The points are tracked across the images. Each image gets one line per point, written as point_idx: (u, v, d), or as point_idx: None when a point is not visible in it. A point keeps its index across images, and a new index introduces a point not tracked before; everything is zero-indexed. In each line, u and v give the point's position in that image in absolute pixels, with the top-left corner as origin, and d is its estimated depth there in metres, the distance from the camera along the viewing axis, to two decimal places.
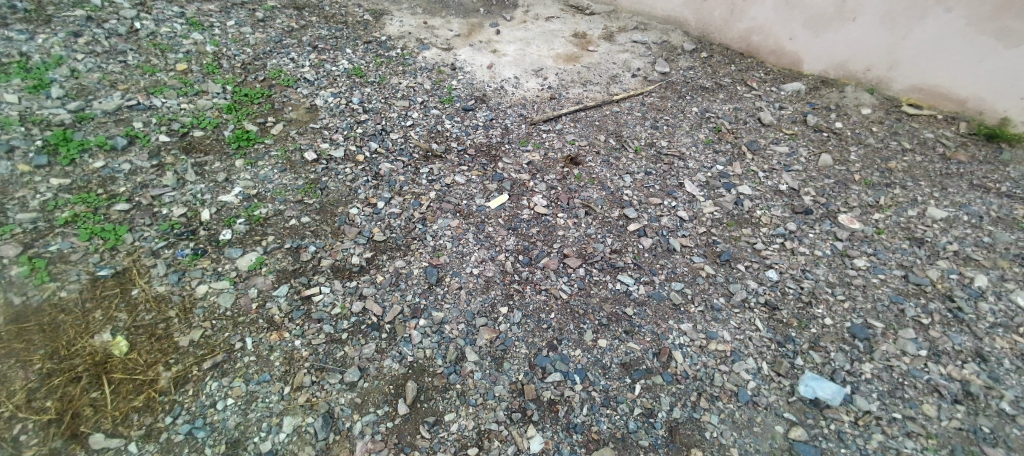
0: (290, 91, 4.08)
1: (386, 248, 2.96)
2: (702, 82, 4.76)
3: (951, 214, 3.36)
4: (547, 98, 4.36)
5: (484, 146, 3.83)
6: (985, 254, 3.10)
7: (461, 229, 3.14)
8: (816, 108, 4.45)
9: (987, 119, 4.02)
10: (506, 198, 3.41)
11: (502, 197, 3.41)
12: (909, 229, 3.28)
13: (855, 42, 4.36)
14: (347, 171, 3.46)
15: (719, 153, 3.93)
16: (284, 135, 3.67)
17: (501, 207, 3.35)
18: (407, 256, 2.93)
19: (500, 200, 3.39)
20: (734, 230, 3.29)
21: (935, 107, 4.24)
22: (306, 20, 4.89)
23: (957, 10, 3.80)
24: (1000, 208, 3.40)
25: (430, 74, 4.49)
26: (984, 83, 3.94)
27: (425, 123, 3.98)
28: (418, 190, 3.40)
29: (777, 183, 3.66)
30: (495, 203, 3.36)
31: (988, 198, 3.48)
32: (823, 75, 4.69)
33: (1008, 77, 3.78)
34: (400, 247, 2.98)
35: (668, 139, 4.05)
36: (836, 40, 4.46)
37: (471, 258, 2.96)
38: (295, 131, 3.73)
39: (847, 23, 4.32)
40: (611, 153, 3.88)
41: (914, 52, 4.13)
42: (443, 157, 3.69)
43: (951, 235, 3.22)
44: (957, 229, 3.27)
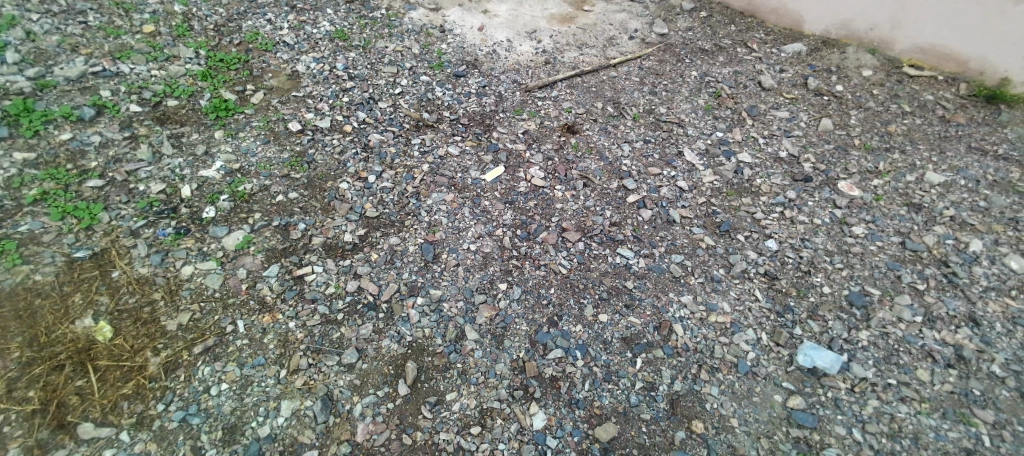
0: (268, 55, 3.85)
1: (380, 225, 2.90)
2: (702, 44, 4.58)
3: (949, 179, 3.32)
4: (542, 63, 4.19)
5: (478, 115, 3.70)
6: (980, 218, 3.09)
7: (459, 204, 3.08)
8: (817, 71, 4.32)
9: (988, 80, 3.94)
10: (502, 170, 3.32)
11: (498, 169, 3.33)
12: (907, 195, 3.24)
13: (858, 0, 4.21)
14: (334, 142, 3.33)
15: (718, 120, 3.84)
16: (265, 104, 3.48)
17: (497, 179, 3.27)
18: (402, 233, 2.87)
19: (496, 172, 3.31)
20: (733, 200, 3.23)
21: (936, 68, 4.14)
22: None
23: None
24: (998, 171, 3.37)
25: (418, 37, 4.26)
26: (988, 42, 3.83)
27: (415, 90, 3.80)
28: (414, 162, 3.30)
29: (777, 150, 3.59)
30: (491, 175, 3.28)
31: (985, 162, 3.44)
32: (824, 35, 4.53)
33: (1013, 35, 3.67)
34: (394, 223, 2.92)
35: (667, 106, 3.93)
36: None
37: (468, 233, 2.91)
38: (277, 99, 3.54)
39: None
40: (608, 121, 3.76)
41: (918, 10, 3.99)
42: (435, 127, 3.56)
43: (948, 200, 3.20)
44: (954, 193, 3.24)
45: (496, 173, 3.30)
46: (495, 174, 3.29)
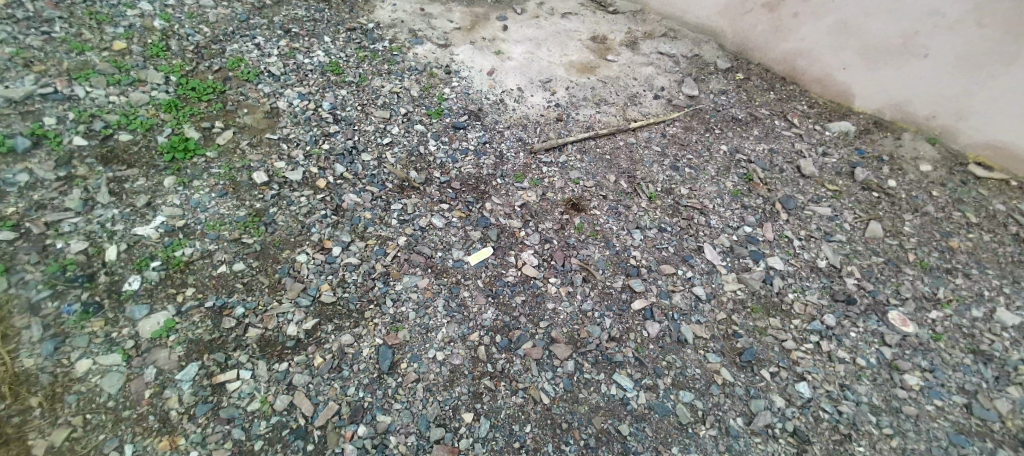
0: (248, 86, 3.45)
1: (330, 316, 2.42)
2: (735, 112, 4.06)
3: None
4: (553, 119, 3.71)
5: (472, 179, 3.22)
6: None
7: (433, 295, 2.60)
8: (866, 157, 3.81)
9: None
10: (487, 251, 2.86)
11: (485, 249, 2.87)
12: (972, 336, 2.76)
13: (921, 83, 3.66)
14: (302, 200, 2.89)
15: (747, 210, 3.34)
16: (231, 146, 3.06)
17: (482, 263, 2.80)
18: (357, 329, 2.39)
19: (482, 253, 2.84)
20: (759, 319, 2.79)
21: (1006, 169, 3.60)
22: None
23: None
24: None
25: (420, 77, 3.83)
26: None
27: (406, 141, 3.36)
28: (390, 232, 2.84)
29: (814, 257, 3.11)
30: (474, 257, 2.82)
31: None
32: (876, 114, 4.00)
33: None
34: (352, 314, 2.45)
35: (690, 186, 3.44)
36: (898, 79, 3.76)
37: (437, 334, 2.45)
38: (247, 140, 3.12)
39: (914, 60, 3.61)
40: (620, 201, 3.28)
41: (992, 105, 3.44)
42: (421, 190, 3.09)
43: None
44: None
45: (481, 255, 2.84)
46: (480, 257, 2.83)
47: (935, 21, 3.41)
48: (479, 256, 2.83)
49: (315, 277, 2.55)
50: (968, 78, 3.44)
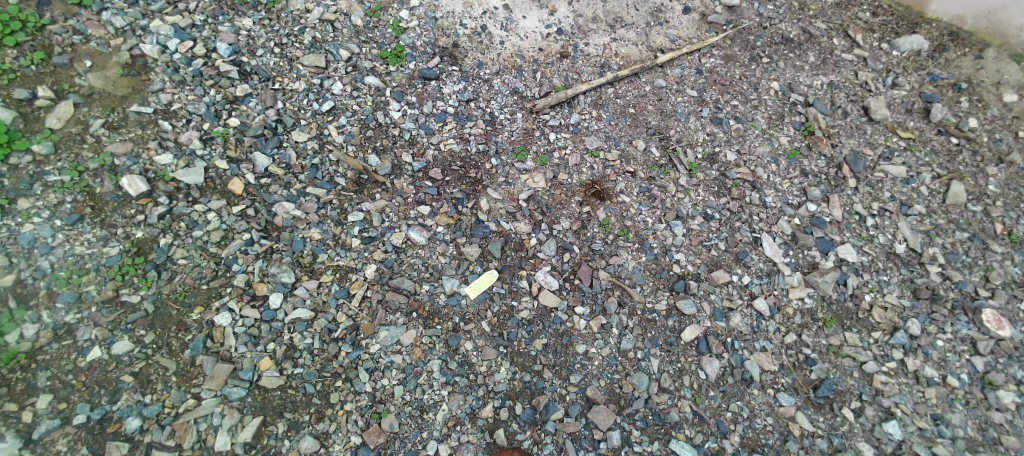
0: (82, 14, 2.18)
1: (270, 410, 1.77)
2: (785, 28, 3.07)
3: None
4: (556, 55, 2.73)
5: (456, 161, 2.41)
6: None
7: (417, 360, 1.97)
8: (940, 84, 3.00)
9: None
10: (489, 278, 2.18)
11: (487, 275, 2.18)
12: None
13: None
14: (206, 217, 1.99)
15: (808, 178, 2.60)
16: (75, 133, 1.95)
17: (487, 294, 2.15)
18: (320, 426, 1.79)
19: (482, 282, 2.16)
20: (832, 334, 2.25)
21: None
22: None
23: None
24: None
25: None
26: None
27: (356, 105, 2.39)
28: (350, 261, 2.09)
29: (891, 240, 2.49)
30: (474, 288, 2.14)
31: None
32: (953, 23, 3.10)
33: None
34: (312, 401, 1.82)
35: (739, 147, 2.65)
36: None
37: (436, 415, 1.89)
38: (100, 120, 2.00)
39: None
40: (653, 180, 2.52)
41: None
42: (388, 185, 2.28)
43: None
44: None
45: (482, 284, 2.16)
46: (481, 287, 2.15)
47: None
48: (481, 286, 2.15)
49: (240, 349, 1.83)
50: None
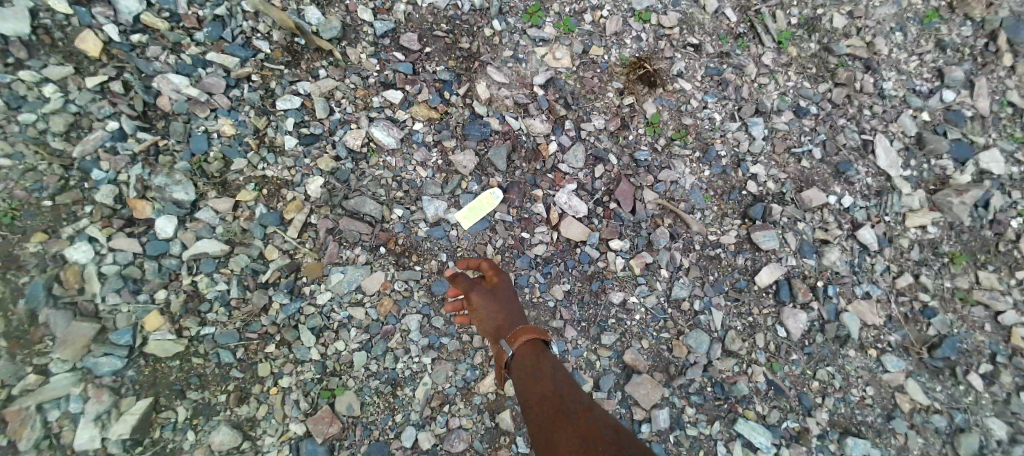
0: None
1: (160, 385, 1.23)
2: None
3: None
4: None
5: (438, 20, 1.69)
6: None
7: (386, 317, 1.40)
8: None
9: None
10: (490, 200, 1.56)
11: (488, 196, 1.56)
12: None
13: None
14: (45, 95, 1.31)
15: (947, 54, 1.78)
16: None
17: (488, 222, 1.55)
18: (244, 405, 1.28)
19: (479, 205, 1.55)
20: (957, 275, 1.58)
21: None
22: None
23: None
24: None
25: None
26: None
27: None
28: (281, 173, 1.45)
29: None
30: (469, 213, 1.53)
31: None
32: None
33: None
34: (227, 370, 1.28)
35: (854, 7, 1.83)
36: None
37: (417, 391, 1.36)
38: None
39: None
40: (726, 59, 1.80)
41: None
42: (346, 57, 1.59)
43: None
44: None
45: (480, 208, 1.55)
46: (478, 212, 1.54)
47: None
48: (479, 210, 1.54)
49: (109, 299, 1.24)
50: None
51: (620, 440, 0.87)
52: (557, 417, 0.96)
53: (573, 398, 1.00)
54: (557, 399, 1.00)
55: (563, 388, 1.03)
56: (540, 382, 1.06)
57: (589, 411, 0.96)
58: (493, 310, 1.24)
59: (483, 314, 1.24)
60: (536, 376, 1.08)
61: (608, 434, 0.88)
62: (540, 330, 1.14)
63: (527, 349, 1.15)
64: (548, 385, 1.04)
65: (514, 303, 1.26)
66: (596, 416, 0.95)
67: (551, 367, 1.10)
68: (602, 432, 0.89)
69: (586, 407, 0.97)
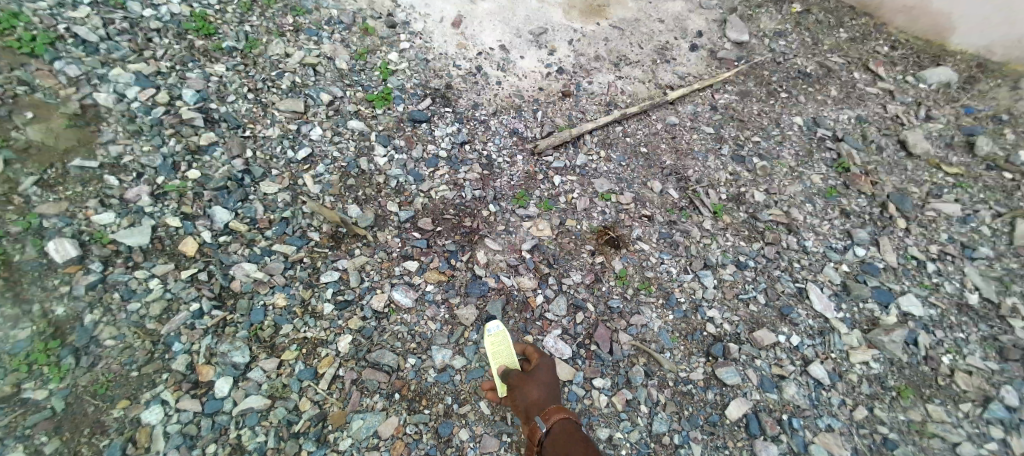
0: (31, 65, 1.92)
1: None
2: (801, 64, 2.81)
3: None
4: (557, 95, 2.59)
5: (449, 209, 2.14)
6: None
7: None
8: (976, 116, 2.63)
9: None
10: (537, 357, 1.64)
11: (496, 335, 1.74)
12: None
13: None
14: (149, 285, 1.70)
15: (851, 219, 2.26)
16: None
17: (470, 376, 1.78)
18: None
19: (500, 347, 1.72)
20: (913, 408, 1.78)
21: None
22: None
23: None
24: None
25: (349, 35, 2.51)
26: None
27: (337, 151, 2.17)
28: (319, 333, 1.77)
29: (959, 288, 2.05)
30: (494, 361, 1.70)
31: None
32: (978, 55, 2.81)
33: None
34: None
35: (769, 186, 2.36)
36: None
37: None
38: (31, 177, 1.73)
39: None
40: (675, 225, 2.23)
41: None
42: (373, 237, 2.00)
43: None
44: None
45: (508, 349, 1.72)
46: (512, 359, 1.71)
47: None
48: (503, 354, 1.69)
49: (168, 455, 1.48)
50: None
51: None
52: None
53: None
54: None
55: None
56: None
57: None
58: (535, 389, 1.54)
59: (528, 386, 1.55)
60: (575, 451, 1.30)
61: None
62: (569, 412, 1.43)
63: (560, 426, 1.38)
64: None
65: (549, 381, 1.58)
66: None
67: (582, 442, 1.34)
68: None
69: None
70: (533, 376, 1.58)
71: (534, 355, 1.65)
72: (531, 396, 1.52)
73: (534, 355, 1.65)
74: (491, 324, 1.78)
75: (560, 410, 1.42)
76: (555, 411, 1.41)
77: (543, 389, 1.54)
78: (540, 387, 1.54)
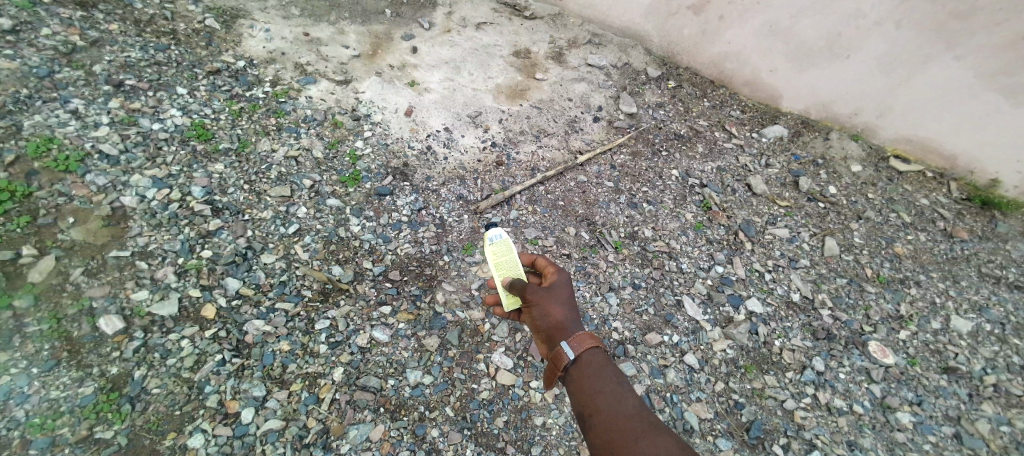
0: (68, 179, 2.62)
1: None
2: (675, 128, 3.69)
3: (974, 324, 2.79)
4: (492, 164, 3.28)
5: (412, 262, 2.75)
6: (1021, 384, 2.58)
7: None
8: (802, 162, 3.54)
9: (977, 180, 3.34)
10: (554, 274, 1.88)
11: (499, 248, 2.08)
12: (939, 352, 2.69)
13: (846, 82, 3.42)
14: (181, 343, 2.30)
15: (714, 245, 3.05)
16: (55, 283, 2.29)
17: (437, 388, 2.37)
18: None
19: (505, 262, 2.05)
20: (754, 378, 2.55)
21: (923, 161, 3.46)
22: (113, 38, 3.35)
23: (969, 59, 3.00)
24: (1018, 309, 2.86)
25: (322, 130, 3.23)
26: (978, 139, 3.21)
27: (319, 224, 2.81)
28: (318, 367, 2.35)
29: (786, 291, 2.88)
30: (496, 270, 2.04)
31: (1001, 294, 2.92)
32: (802, 115, 3.72)
33: (1013, 137, 3.08)
34: None
35: (654, 225, 3.11)
36: (820, 83, 3.53)
37: None
38: (79, 268, 2.36)
39: (837, 60, 3.38)
40: (587, 260, 2.92)
41: (911, 100, 3.27)
42: (352, 291, 2.61)
43: (981, 356, 2.68)
44: (985, 346, 2.72)
45: (513, 263, 2.05)
46: (515, 270, 2.02)
47: (859, 21, 3.18)
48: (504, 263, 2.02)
49: None
50: (925, 63, 3.12)
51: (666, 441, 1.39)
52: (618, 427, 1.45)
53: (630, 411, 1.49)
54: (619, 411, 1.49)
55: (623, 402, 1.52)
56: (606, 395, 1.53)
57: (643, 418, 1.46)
58: (557, 309, 1.77)
59: (549, 304, 1.79)
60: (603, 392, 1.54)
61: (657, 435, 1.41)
62: (597, 341, 1.66)
63: (588, 358, 1.62)
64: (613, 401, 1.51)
65: (568, 299, 1.81)
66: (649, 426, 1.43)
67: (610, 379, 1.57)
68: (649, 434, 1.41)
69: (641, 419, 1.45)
70: (553, 292, 1.82)
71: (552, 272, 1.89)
72: (557, 319, 1.75)
73: (549, 271, 1.90)
74: (493, 234, 2.13)
75: (590, 342, 1.64)
76: (585, 343, 1.64)
77: (565, 309, 1.78)
78: (562, 308, 1.77)
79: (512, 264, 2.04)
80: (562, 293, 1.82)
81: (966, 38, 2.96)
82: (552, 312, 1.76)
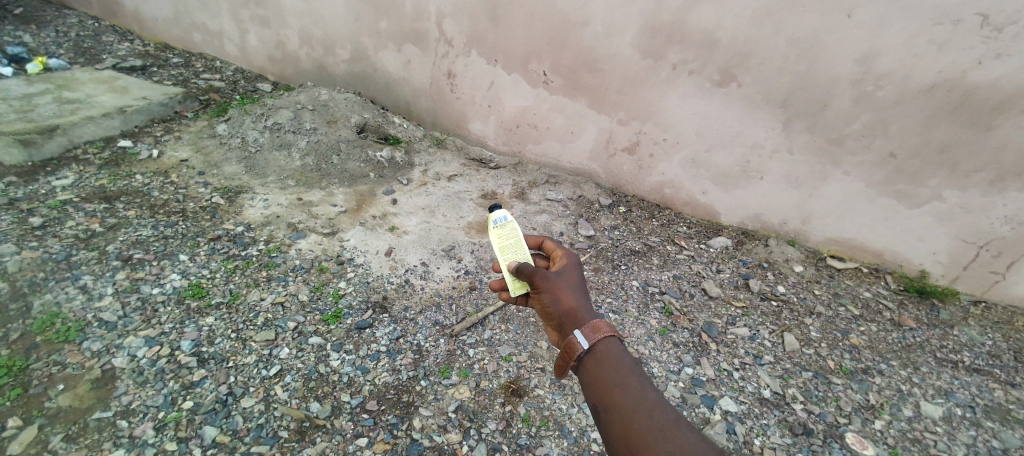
0: (65, 348, 2.82)
1: None
2: (632, 244, 4.06)
3: (944, 409, 2.81)
4: (466, 290, 3.53)
5: (389, 390, 2.81)
6: None
7: None
8: (750, 266, 3.85)
9: (908, 272, 3.67)
10: (571, 264, 2.15)
11: (508, 231, 2.29)
12: (918, 440, 2.66)
13: (769, 197, 3.94)
14: None
15: (680, 347, 3.16)
16: (34, 453, 2.36)
17: None
18: None
19: (514, 244, 2.29)
20: None
21: (856, 258, 3.82)
22: (128, 222, 3.84)
23: (855, 174, 3.54)
24: (981, 391, 2.92)
25: (309, 275, 3.53)
26: (894, 235, 3.61)
27: (300, 363, 2.92)
28: None
29: (758, 387, 2.91)
30: (502, 252, 2.28)
31: (961, 377, 3.00)
32: (741, 226, 4.17)
33: (921, 234, 3.51)
34: None
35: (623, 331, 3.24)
36: (746, 200, 4.04)
37: None
38: (60, 435, 2.43)
39: (754, 182, 3.94)
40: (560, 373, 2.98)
41: (826, 210, 3.76)
42: (328, 426, 2.62)
43: (960, 442, 2.65)
44: (962, 431, 2.71)
45: (518, 245, 2.29)
46: (519, 253, 2.27)
47: (759, 151, 3.81)
48: (510, 247, 2.25)
49: None
50: (824, 179, 3.67)
51: (679, 432, 1.55)
52: (636, 419, 1.61)
53: (648, 401, 1.65)
54: (638, 403, 1.65)
55: (641, 392, 1.68)
56: (625, 389, 1.69)
57: (660, 411, 1.62)
58: (572, 296, 1.99)
59: (564, 291, 2.01)
60: (621, 385, 1.70)
61: (671, 426, 1.57)
62: (613, 331, 1.84)
63: (605, 349, 1.80)
64: (631, 394, 1.67)
65: (581, 288, 2.05)
66: (665, 419, 1.60)
67: (627, 371, 1.74)
68: (665, 426, 1.57)
69: (657, 412, 1.62)
70: (569, 281, 2.06)
71: (568, 262, 2.16)
72: (573, 305, 1.96)
73: (564, 262, 2.17)
74: (498, 216, 2.31)
75: (607, 334, 1.82)
76: (603, 335, 1.82)
77: (578, 297, 2.00)
78: (576, 296, 2.00)
79: (517, 246, 2.28)
80: (575, 282, 2.07)
81: (847, 160, 3.53)
82: (567, 297, 1.99)
